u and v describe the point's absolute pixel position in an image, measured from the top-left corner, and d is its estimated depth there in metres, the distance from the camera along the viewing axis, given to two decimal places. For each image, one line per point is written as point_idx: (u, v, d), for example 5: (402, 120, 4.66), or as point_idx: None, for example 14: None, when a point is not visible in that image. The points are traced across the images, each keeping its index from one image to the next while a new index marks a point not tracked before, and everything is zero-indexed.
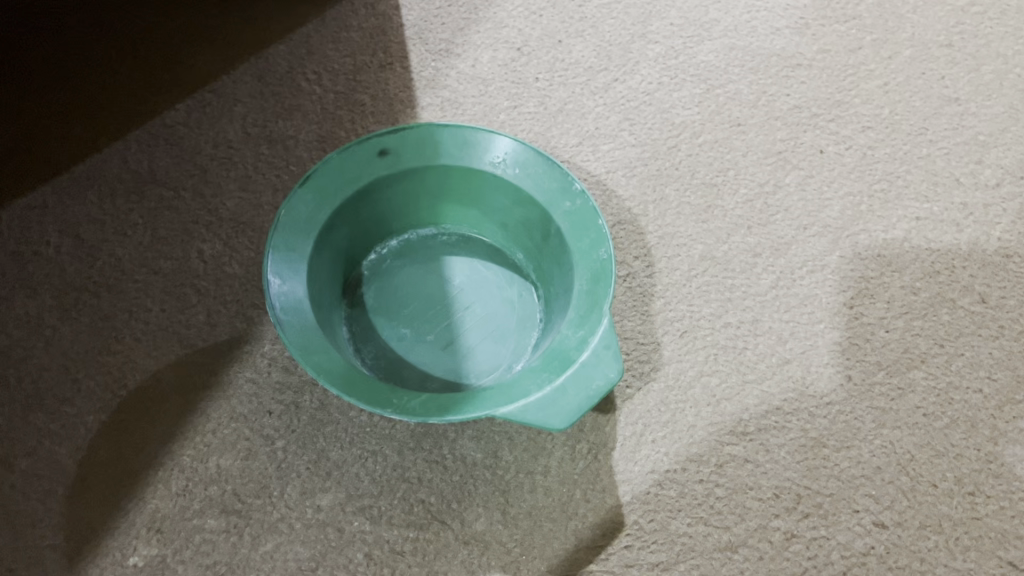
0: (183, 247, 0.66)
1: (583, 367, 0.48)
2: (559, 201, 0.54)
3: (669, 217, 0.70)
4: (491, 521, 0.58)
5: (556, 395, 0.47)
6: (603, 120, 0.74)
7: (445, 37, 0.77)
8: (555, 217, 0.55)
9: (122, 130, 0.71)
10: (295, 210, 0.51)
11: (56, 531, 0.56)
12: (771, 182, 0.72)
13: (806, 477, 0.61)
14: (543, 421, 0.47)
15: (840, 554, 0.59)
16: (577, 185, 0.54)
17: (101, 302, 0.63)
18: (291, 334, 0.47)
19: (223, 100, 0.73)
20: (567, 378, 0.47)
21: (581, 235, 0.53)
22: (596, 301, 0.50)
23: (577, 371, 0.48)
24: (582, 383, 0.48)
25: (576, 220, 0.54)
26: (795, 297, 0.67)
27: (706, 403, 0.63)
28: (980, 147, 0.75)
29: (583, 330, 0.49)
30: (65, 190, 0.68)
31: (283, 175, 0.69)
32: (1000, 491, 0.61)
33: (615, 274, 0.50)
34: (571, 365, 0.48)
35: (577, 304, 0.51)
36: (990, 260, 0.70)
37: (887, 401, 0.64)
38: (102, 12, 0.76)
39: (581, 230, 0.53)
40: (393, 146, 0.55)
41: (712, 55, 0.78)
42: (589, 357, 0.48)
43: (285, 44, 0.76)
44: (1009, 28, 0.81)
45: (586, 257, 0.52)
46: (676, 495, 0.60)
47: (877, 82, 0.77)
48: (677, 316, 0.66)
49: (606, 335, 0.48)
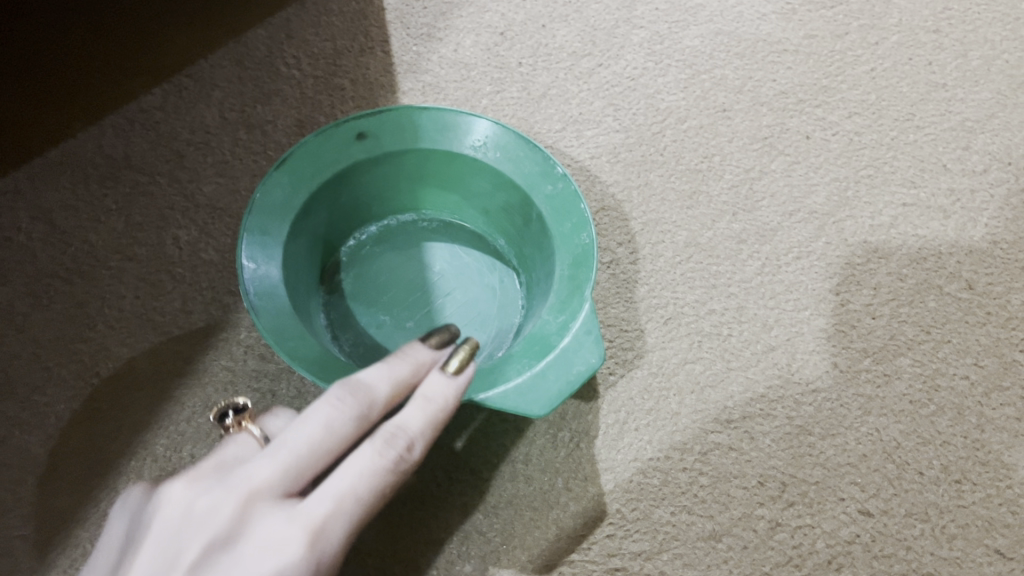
0: (159, 233, 0.65)
1: (564, 352, 0.47)
2: (540, 185, 0.53)
3: (653, 204, 0.69)
4: (471, 510, 0.57)
5: (536, 380, 0.46)
6: (587, 105, 0.73)
7: (427, 22, 0.76)
8: (537, 201, 0.53)
9: (97, 114, 0.70)
10: (269, 194, 0.50)
11: (28, 521, 0.55)
12: (756, 167, 0.71)
13: (791, 465, 0.60)
14: (523, 408, 0.46)
15: (825, 543, 0.58)
16: (558, 169, 0.52)
17: (74, 290, 0.62)
18: (265, 319, 0.46)
19: (200, 85, 0.72)
20: (546, 364, 0.47)
21: (562, 220, 0.52)
22: (576, 285, 0.49)
23: (557, 356, 0.47)
24: (562, 369, 0.47)
25: (558, 204, 0.52)
26: (780, 284, 0.66)
27: (689, 391, 0.62)
28: (967, 133, 0.74)
29: (563, 315, 0.48)
30: (38, 175, 0.67)
31: (261, 160, 0.68)
32: (987, 479, 0.61)
33: (597, 259, 0.49)
34: (551, 350, 0.47)
35: (558, 289, 0.50)
36: (978, 246, 0.69)
37: (872, 388, 0.63)
38: None
39: (563, 214, 0.52)
40: (370, 129, 0.53)
41: (698, 40, 0.77)
42: (570, 342, 0.47)
43: (264, 28, 0.75)
44: (997, 13, 0.80)
45: (568, 242, 0.51)
46: (659, 483, 0.59)
47: (864, 67, 0.76)
48: (661, 303, 0.65)
49: (586, 320, 0.47)
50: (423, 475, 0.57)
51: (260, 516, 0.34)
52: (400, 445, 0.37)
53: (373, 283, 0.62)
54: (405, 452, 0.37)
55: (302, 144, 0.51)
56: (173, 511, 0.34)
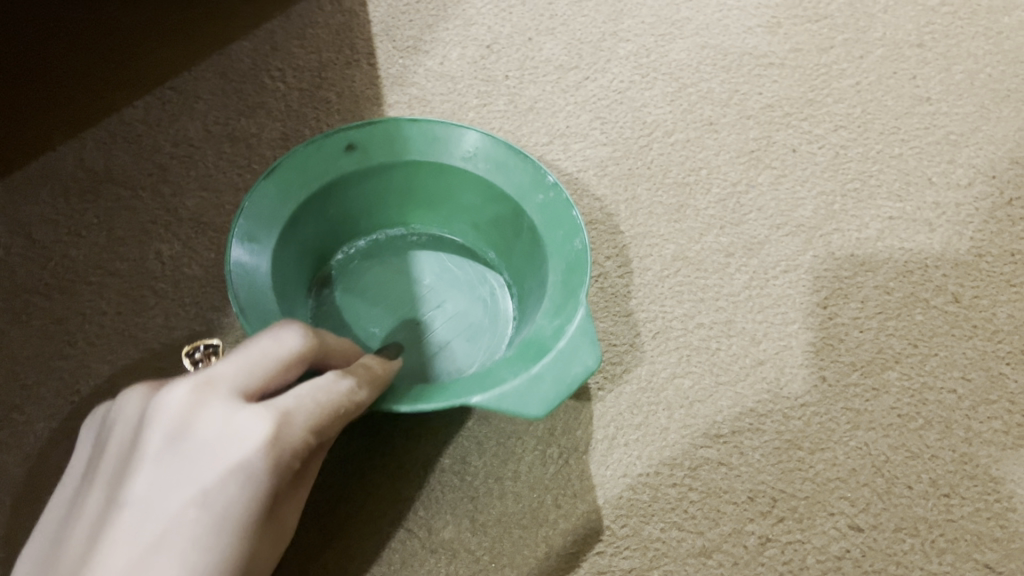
0: (141, 248, 0.64)
1: (560, 355, 0.46)
2: (531, 194, 0.53)
3: (641, 217, 0.69)
4: (459, 528, 0.56)
5: (532, 384, 0.45)
6: (574, 119, 0.73)
7: (412, 34, 0.76)
8: (528, 211, 0.53)
9: (78, 127, 0.69)
10: (257, 203, 0.49)
11: (7, 544, 0.54)
12: (743, 181, 0.71)
13: (781, 480, 0.60)
14: (519, 410, 0.45)
15: (815, 558, 0.57)
16: (549, 177, 0.52)
17: (54, 306, 0.61)
18: (254, 324, 0.44)
19: (183, 98, 0.71)
20: (542, 367, 0.46)
21: (555, 228, 0.52)
22: (571, 291, 0.49)
23: (553, 359, 0.46)
24: (557, 372, 0.46)
25: (550, 214, 0.52)
26: (768, 297, 0.66)
27: (678, 405, 0.62)
28: (952, 147, 0.74)
29: (559, 320, 0.48)
30: (18, 189, 0.66)
31: (246, 174, 0.67)
32: (975, 493, 0.60)
33: (590, 264, 0.49)
34: (547, 353, 0.46)
35: (552, 296, 0.49)
36: (963, 260, 0.69)
37: (861, 402, 0.63)
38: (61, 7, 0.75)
39: (554, 223, 0.52)
40: (361, 140, 0.53)
41: (684, 53, 0.77)
42: (566, 346, 0.46)
43: (249, 40, 0.75)
44: (980, 28, 0.81)
45: (561, 249, 0.51)
46: (649, 499, 0.58)
47: (849, 81, 0.77)
48: (649, 318, 0.65)
49: (582, 323, 0.46)
50: (411, 494, 0.57)
51: (215, 407, 0.34)
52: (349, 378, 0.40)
53: (362, 295, 0.61)
54: (355, 386, 0.40)
55: (290, 154, 0.50)
56: (128, 415, 0.34)
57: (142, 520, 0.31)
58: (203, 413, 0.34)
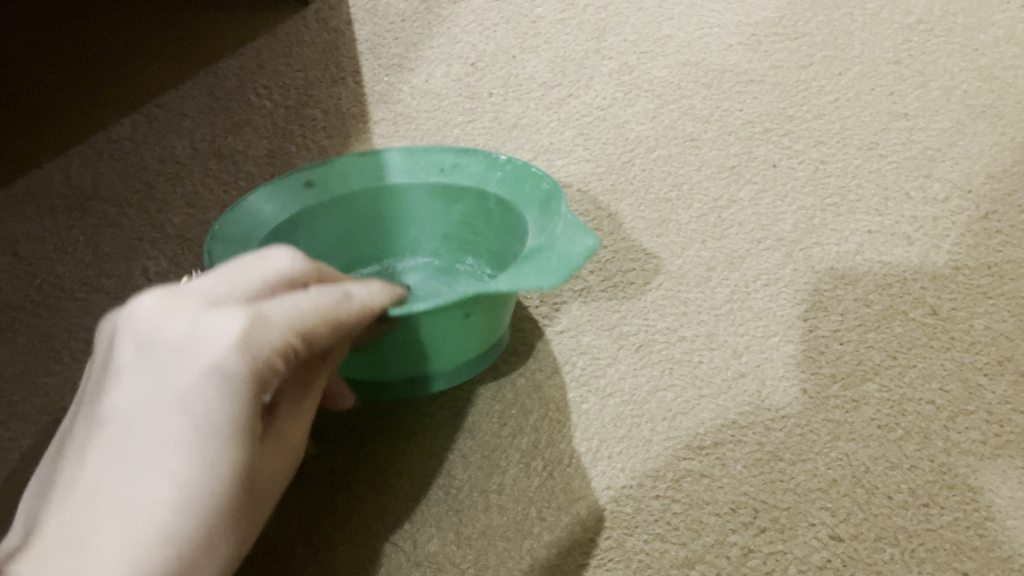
0: (127, 264, 0.63)
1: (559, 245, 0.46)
2: (489, 175, 0.56)
3: (623, 233, 0.70)
4: (444, 542, 0.56)
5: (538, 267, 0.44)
6: (557, 135, 0.74)
7: (398, 52, 0.77)
8: (490, 189, 0.56)
9: (66, 146, 0.70)
10: (231, 230, 0.51)
11: None
12: (724, 197, 0.72)
13: (762, 492, 0.60)
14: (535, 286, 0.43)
15: (797, 569, 0.56)
16: (499, 156, 0.56)
17: (41, 322, 0.61)
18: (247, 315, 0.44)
19: (170, 115, 0.72)
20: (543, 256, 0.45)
21: (520, 185, 0.54)
22: (550, 214, 0.50)
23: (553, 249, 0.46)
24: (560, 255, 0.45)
25: (510, 180, 0.55)
26: (749, 310, 0.67)
27: (661, 417, 0.63)
28: (929, 162, 0.75)
29: (544, 235, 0.49)
30: (5, 209, 0.67)
31: (231, 190, 0.67)
32: (955, 502, 0.60)
33: (562, 190, 0.51)
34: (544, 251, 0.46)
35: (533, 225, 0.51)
36: (940, 272, 0.70)
37: (841, 413, 0.64)
38: (62, 45, 0.78)
39: (519, 182, 0.55)
40: (316, 177, 0.57)
41: (665, 71, 0.79)
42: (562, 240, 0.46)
43: (236, 60, 0.76)
44: (955, 45, 0.82)
45: (531, 196, 0.53)
46: (632, 511, 0.58)
47: (828, 97, 0.78)
48: (632, 330, 0.66)
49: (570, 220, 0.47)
50: (395, 506, 0.58)
51: (181, 313, 0.34)
52: (341, 289, 0.40)
53: None
54: (344, 296, 0.39)
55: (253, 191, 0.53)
56: (109, 340, 0.35)
57: (120, 437, 0.31)
58: (180, 332, 0.33)
